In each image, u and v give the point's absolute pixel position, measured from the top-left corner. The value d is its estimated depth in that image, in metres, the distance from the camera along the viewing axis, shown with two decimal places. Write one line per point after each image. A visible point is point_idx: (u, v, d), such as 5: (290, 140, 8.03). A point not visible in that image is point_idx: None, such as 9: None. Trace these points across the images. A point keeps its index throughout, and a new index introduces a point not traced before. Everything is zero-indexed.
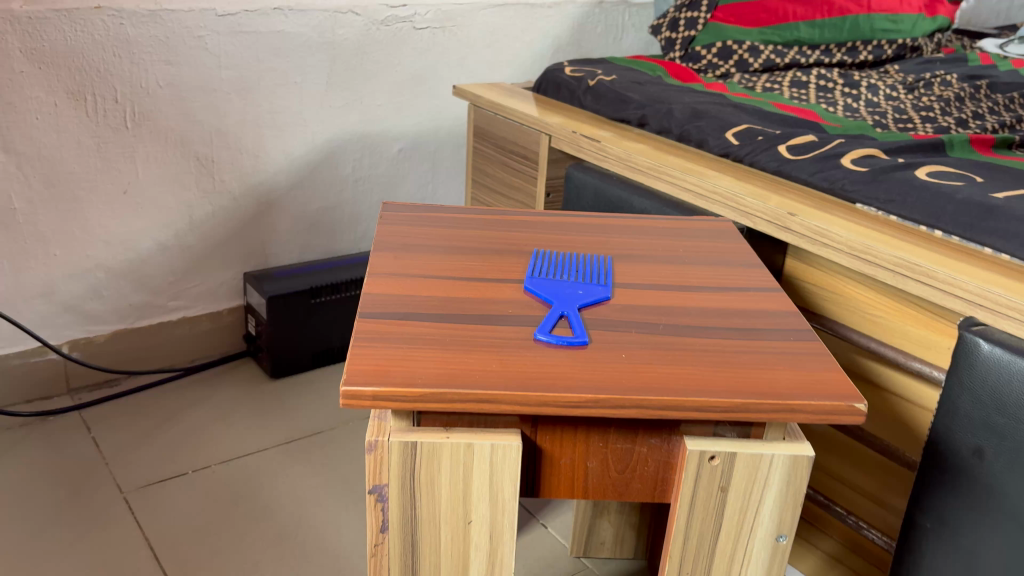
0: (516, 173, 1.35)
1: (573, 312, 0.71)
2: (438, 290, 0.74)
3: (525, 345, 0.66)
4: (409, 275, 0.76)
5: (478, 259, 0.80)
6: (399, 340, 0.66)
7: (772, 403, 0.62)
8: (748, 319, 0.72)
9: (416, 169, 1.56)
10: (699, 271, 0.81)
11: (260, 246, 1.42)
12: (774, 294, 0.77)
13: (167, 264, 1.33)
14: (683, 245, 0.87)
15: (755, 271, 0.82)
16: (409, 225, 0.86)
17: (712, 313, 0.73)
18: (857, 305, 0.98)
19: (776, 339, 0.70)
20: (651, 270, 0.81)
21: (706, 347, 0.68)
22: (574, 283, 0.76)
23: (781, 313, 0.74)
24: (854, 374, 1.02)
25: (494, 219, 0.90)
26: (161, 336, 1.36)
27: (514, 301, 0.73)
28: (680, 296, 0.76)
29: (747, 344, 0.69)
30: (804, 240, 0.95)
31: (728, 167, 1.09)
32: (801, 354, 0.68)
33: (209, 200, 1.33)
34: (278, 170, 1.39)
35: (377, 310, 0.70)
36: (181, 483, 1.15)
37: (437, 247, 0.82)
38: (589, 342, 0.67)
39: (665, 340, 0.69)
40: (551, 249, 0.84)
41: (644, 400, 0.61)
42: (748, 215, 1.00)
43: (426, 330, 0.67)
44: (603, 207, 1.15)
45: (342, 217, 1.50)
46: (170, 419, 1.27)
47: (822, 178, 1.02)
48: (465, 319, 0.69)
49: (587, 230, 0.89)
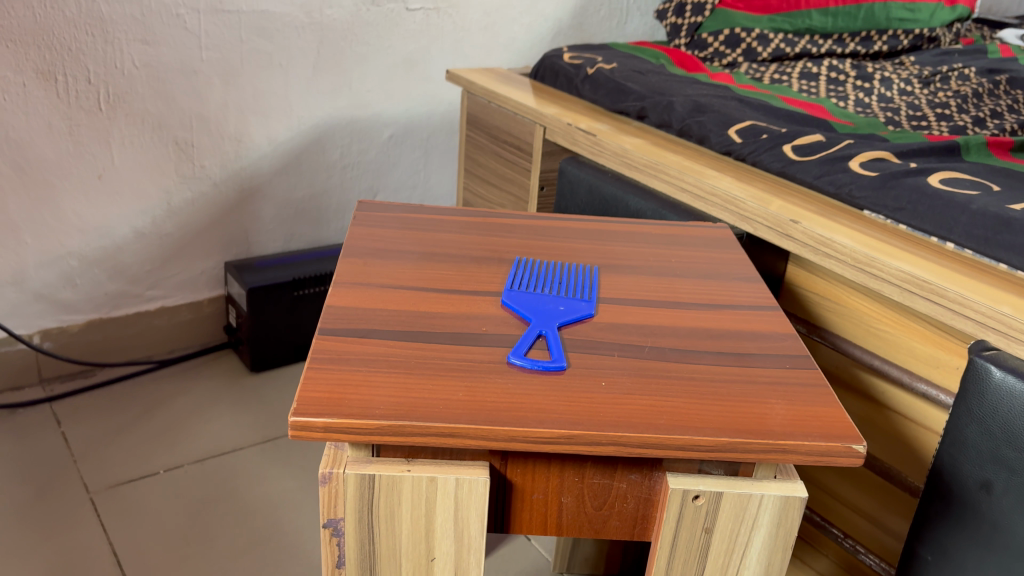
0: (509, 165, 1.29)
1: (551, 331, 0.66)
2: (408, 302, 0.68)
3: (496, 370, 0.61)
4: (378, 284, 0.71)
5: (455, 267, 0.75)
6: (359, 361, 0.61)
7: (761, 442, 0.57)
8: (741, 343, 0.67)
9: (408, 156, 1.51)
10: (691, 285, 0.76)
11: (243, 234, 1.37)
12: (770, 314, 0.72)
13: (144, 253, 1.27)
14: (675, 254, 0.81)
15: (751, 287, 0.76)
16: (384, 227, 0.81)
17: (702, 335, 0.68)
18: (861, 319, 0.92)
19: (769, 366, 0.65)
20: (640, 282, 0.76)
21: (693, 375, 0.63)
22: (556, 297, 0.71)
23: (777, 336, 0.69)
24: (854, 392, 0.96)
25: (476, 221, 0.85)
26: (137, 326, 1.32)
27: (488, 317, 0.68)
28: (668, 313, 0.71)
29: (737, 372, 0.64)
30: (807, 249, 0.89)
31: (730, 167, 1.03)
32: (796, 385, 0.63)
33: (188, 186, 1.27)
34: (261, 155, 1.33)
35: (339, 326, 0.64)
36: (151, 484, 1.10)
37: (412, 253, 0.76)
38: (567, 366, 0.62)
39: (650, 366, 0.63)
40: (533, 256, 0.79)
41: (622, 437, 0.56)
42: (748, 220, 0.94)
43: (389, 350, 0.62)
44: (597, 206, 1.08)
45: (328, 205, 1.45)
46: (145, 414, 1.23)
47: (827, 182, 0.96)
48: (433, 338, 0.64)
49: (574, 235, 0.84)
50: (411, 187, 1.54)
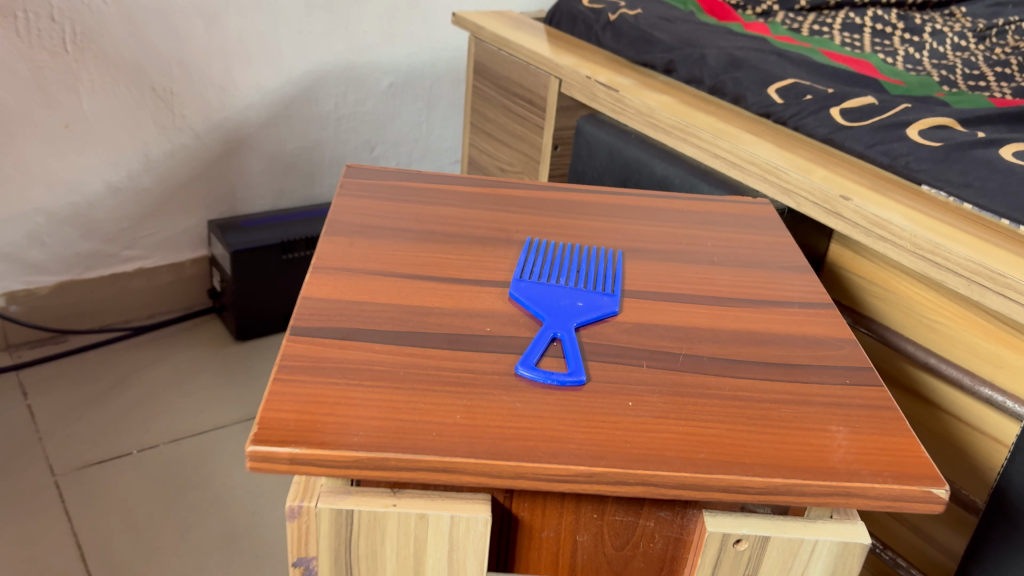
0: (520, 120, 1.18)
1: (568, 334, 0.55)
2: (398, 294, 0.58)
3: (502, 384, 0.51)
4: (364, 271, 0.60)
5: (455, 250, 0.64)
6: (337, 373, 0.50)
7: (822, 484, 0.46)
8: (792, 352, 0.57)
9: (408, 107, 1.39)
10: (730, 275, 0.65)
11: (228, 190, 1.26)
12: (824, 315, 0.61)
13: (119, 210, 1.17)
14: (711, 237, 0.70)
15: (800, 279, 0.66)
16: (375, 198, 0.70)
17: (745, 341, 0.58)
18: (915, 309, 0.82)
19: (827, 382, 0.54)
20: (671, 272, 0.65)
21: (736, 392, 0.53)
22: (573, 290, 0.60)
23: (833, 343, 0.58)
24: (901, 387, 0.86)
25: (481, 192, 0.74)
26: (113, 289, 1.22)
27: (494, 314, 0.57)
28: (705, 311, 0.60)
29: (789, 390, 0.53)
30: (857, 230, 0.78)
31: (769, 132, 0.92)
32: (860, 408, 0.52)
33: (167, 137, 1.16)
34: (248, 104, 1.21)
35: (315, 325, 0.54)
36: (123, 466, 1.01)
37: (406, 231, 0.66)
38: (587, 379, 0.52)
39: (685, 381, 0.53)
40: (547, 237, 0.68)
41: (653, 476, 0.46)
42: (791, 194, 0.83)
43: (375, 356, 0.52)
44: (617, 170, 1.00)
45: (322, 159, 1.33)
46: (120, 385, 1.14)
47: (880, 152, 0.84)
48: (427, 341, 0.54)
49: (594, 211, 0.73)
50: (412, 140, 1.43)
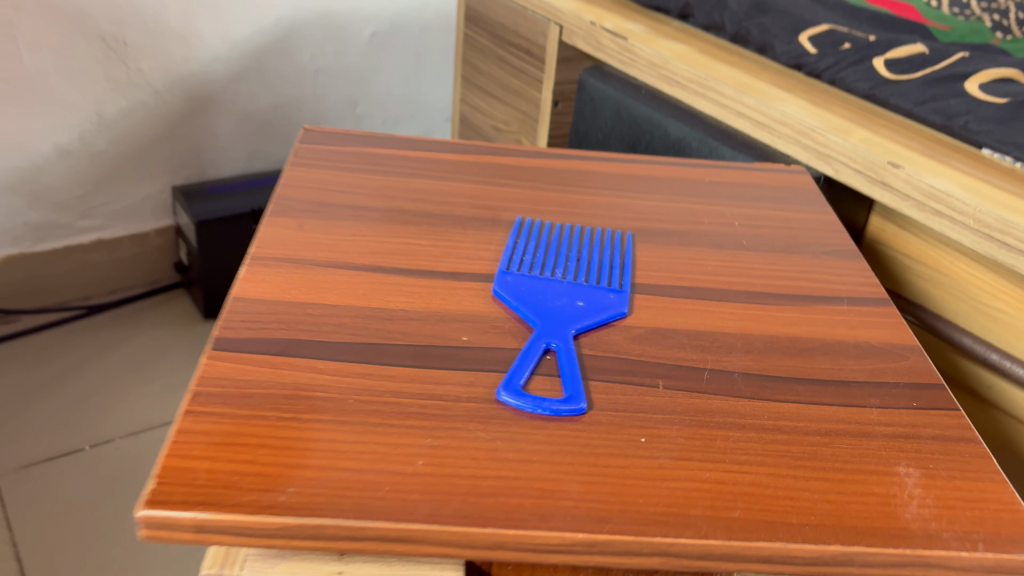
0: (517, 74, 1.05)
1: (564, 344, 0.44)
2: (354, 293, 0.47)
3: (479, 415, 0.40)
4: (313, 262, 0.49)
5: (427, 233, 0.53)
6: (267, 403, 0.39)
7: (894, 553, 0.35)
8: (845, 367, 0.46)
9: (395, 59, 1.25)
10: (763, 263, 0.54)
11: (195, 153, 1.13)
12: (880, 315, 0.50)
13: (72, 175, 1.05)
14: (738, 215, 0.59)
15: (848, 268, 0.54)
16: (334, 169, 0.58)
17: (785, 351, 0.46)
18: (972, 295, 0.70)
19: (889, 406, 0.43)
20: (691, 259, 0.53)
21: (777, 424, 0.41)
22: (571, 286, 0.49)
23: (894, 353, 0.47)
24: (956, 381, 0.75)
25: (463, 160, 0.62)
26: (69, 262, 1.11)
27: (472, 318, 0.46)
28: (734, 312, 0.49)
29: (844, 419, 0.42)
30: (908, 203, 0.66)
31: (802, 87, 0.79)
32: (934, 442, 0.41)
33: (122, 94, 1.03)
34: (213, 56, 1.08)
35: (245, 336, 0.43)
36: (73, 464, 0.91)
37: (368, 210, 0.54)
38: (588, 407, 0.41)
39: (711, 408, 0.42)
40: (542, 216, 0.56)
41: (673, 546, 0.35)
42: (828, 159, 0.71)
43: (318, 378, 0.41)
44: (626, 130, 0.88)
45: (298, 117, 1.21)
46: (75, 370, 1.03)
47: (932, 110, 0.72)
48: (386, 355, 0.42)
49: (597, 183, 0.61)
50: (399, 97, 1.29)
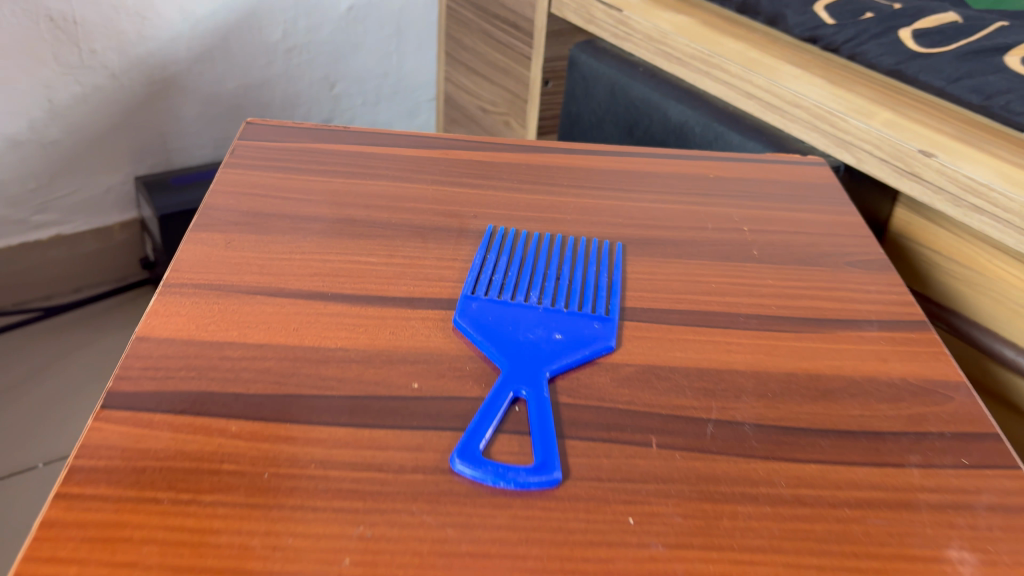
0: (503, 49, 0.97)
1: (536, 392, 0.36)
2: (283, 328, 0.39)
3: (427, 491, 0.32)
4: (238, 288, 0.41)
5: (379, 248, 0.45)
6: (162, 480, 0.32)
7: None
8: (878, 413, 0.38)
9: (374, 34, 1.16)
10: (777, 278, 0.45)
11: (159, 140, 1.05)
12: (917, 343, 0.42)
13: (24, 167, 0.96)
14: (747, 218, 0.50)
15: (877, 283, 0.46)
16: (276, 170, 0.50)
17: (805, 394, 0.38)
18: (1013, 299, 0.61)
19: (934, 466, 0.35)
20: (692, 274, 0.45)
21: (796, 494, 0.34)
22: (548, 313, 0.41)
23: (936, 393, 0.39)
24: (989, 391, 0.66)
25: (427, 156, 0.54)
26: (26, 260, 1.03)
27: (426, 358, 0.38)
28: (742, 343, 0.41)
29: (879, 486, 0.34)
30: (941, 197, 0.58)
31: (817, 63, 0.70)
32: (993, 515, 0.33)
33: (75, 78, 0.94)
34: (174, 35, 0.99)
35: (144, 388, 0.35)
36: (26, 484, 0.83)
37: (311, 220, 0.46)
38: (563, 476, 0.33)
39: (716, 474, 0.34)
40: (517, 223, 0.48)
41: None
42: (849, 147, 0.63)
43: (230, 444, 0.33)
44: (622, 113, 0.80)
45: (270, 99, 1.12)
46: (33, 379, 0.95)
47: (967, 88, 0.63)
48: (315, 413, 0.35)
49: (583, 182, 0.53)
50: (380, 74, 1.21)
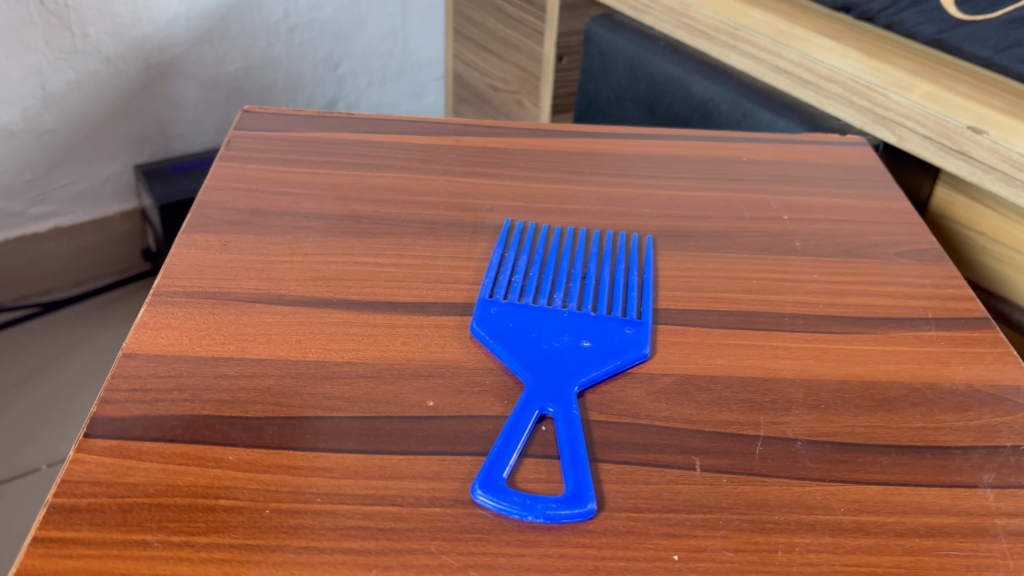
0: (514, 25, 0.92)
1: (564, 408, 0.33)
2: (286, 341, 0.35)
3: (447, 527, 0.28)
4: (236, 295, 0.37)
5: (388, 247, 0.41)
6: (152, 519, 0.28)
7: None
8: (945, 425, 0.34)
9: (378, 11, 1.12)
10: (823, 272, 0.42)
11: (158, 126, 1.01)
12: (980, 344, 0.38)
13: (19, 158, 0.93)
14: (785, 206, 0.46)
15: (931, 276, 0.42)
16: (276, 163, 0.46)
17: (861, 405, 0.35)
18: None
19: (1011, 486, 0.32)
20: (729, 269, 0.42)
21: (858, 522, 0.30)
22: (575, 318, 0.37)
23: (1006, 401, 0.35)
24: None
25: (438, 144, 0.50)
26: (25, 254, 1.00)
27: (442, 371, 0.34)
28: (788, 348, 0.37)
29: (951, 510, 0.31)
30: (992, 176, 0.53)
31: (850, 34, 0.66)
32: None
33: (68, 64, 0.91)
34: (171, 17, 0.95)
35: (131, 412, 0.32)
36: (28, 487, 0.81)
37: (314, 217, 0.43)
38: (597, 507, 0.29)
39: (768, 500, 0.30)
40: (537, 216, 0.44)
41: None
42: (889, 124, 0.59)
43: (226, 475, 0.30)
44: (641, 90, 0.76)
45: (272, 81, 1.08)
46: (33, 378, 0.92)
47: (1016, 58, 0.59)
48: (322, 438, 0.31)
49: (606, 169, 0.49)
50: (385, 53, 1.16)
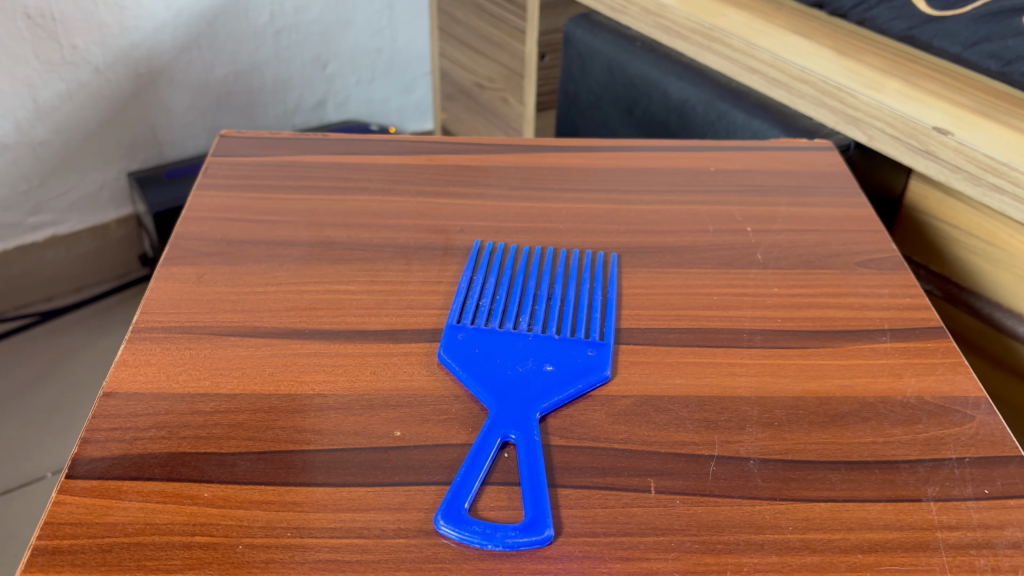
0: (496, 23, 0.93)
1: (526, 435, 0.34)
2: (260, 375, 0.37)
3: (409, 558, 0.30)
4: (212, 329, 0.39)
5: (360, 274, 0.42)
6: (131, 558, 0.29)
7: None
8: (893, 439, 0.35)
9: (364, 10, 1.12)
10: (783, 286, 0.43)
11: (149, 133, 1.03)
12: (932, 354, 0.39)
13: (13, 170, 0.94)
14: (749, 218, 0.48)
15: (889, 286, 0.43)
16: (252, 191, 0.48)
17: (813, 421, 0.36)
18: None
19: (954, 499, 0.33)
20: (691, 286, 0.43)
21: (805, 540, 0.31)
22: (539, 341, 0.39)
23: (955, 412, 0.36)
24: (992, 368, 0.63)
25: (412, 164, 0.51)
26: (23, 263, 1.01)
27: (410, 400, 0.36)
28: (746, 365, 0.38)
29: (894, 525, 0.32)
30: (958, 175, 0.54)
31: (823, 32, 0.67)
32: (1017, 553, 0.31)
33: (58, 75, 0.92)
34: (158, 25, 0.96)
35: (112, 452, 0.33)
36: (33, 494, 0.83)
37: (289, 245, 0.44)
38: (555, 532, 0.31)
39: (718, 521, 0.32)
40: (506, 236, 0.46)
41: None
42: (859, 124, 0.60)
43: (201, 510, 0.31)
44: (621, 91, 0.77)
45: (262, 83, 1.09)
46: (36, 386, 0.94)
47: (984, 54, 0.59)
48: (294, 472, 0.33)
49: (576, 184, 0.50)
50: (373, 51, 1.17)
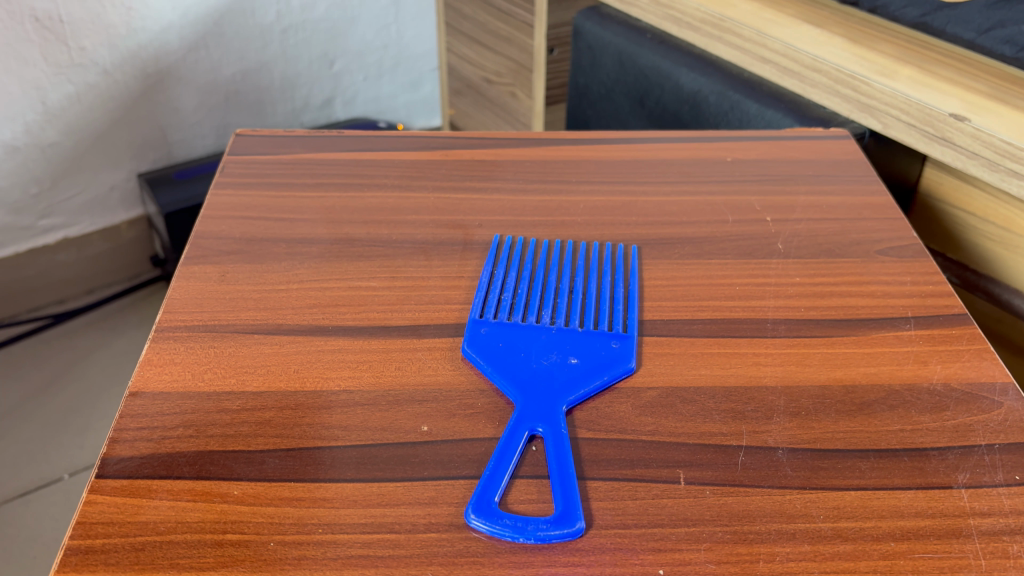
0: (504, 18, 0.93)
1: (553, 428, 0.34)
2: (285, 372, 0.37)
3: (441, 552, 0.30)
4: (235, 327, 0.39)
5: (380, 270, 0.42)
6: (164, 556, 0.29)
7: None
8: (922, 427, 0.35)
9: (370, 6, 1.12)
10: (804, 275, 0.43)
11: (159, 134, 1.03)
12: (957, 341, 0.39)
13: (23, 173, 0.94)
14: (768, 207, 0.48)
15: (911, 274, 0.43)
16: (269, 189, 0.48)
17: (841, 410, 0.36)
18: None
19: (984, 485, 0.33)
20: (712, 277, 0.43)
21: (837, 529, 0.31)
22: (562, 335, 0.38)
23: (982, 399, 0.36)
24: (1010, 355, 0.63)
25: (427, 159, 0.51)
26: (35, 266, 1.02)
27: (436, 396, 0.36)
28: (770, 355, 0.38)
29: (926, 512, 0.32)
30: (975, 162, 0.54)
31: (836, 20, 0.67)
32: None
33: (66, 77, 0.92)
34: (164, 25, 0.96)
35: (140, 452, 0.33)
36: (52, 496, 0.83)
37: (309, 243, 0.44)
38: (586, 526, 0.31)
39: (749, 511, 0.32)
40: (524, 230, 0.46)
41: None
42: (874, 112, 0.59)
43: (231, 507, 0.31)
44: (631, 83, 0.77)
45: (269, 82, 1.09)
46: (52, 388, 0.95)
47: (998, 39, 0.59)
48: (322, 469, 0.33)
49: (592, 177, 0.50)
50: (379, 47, 1.17)
